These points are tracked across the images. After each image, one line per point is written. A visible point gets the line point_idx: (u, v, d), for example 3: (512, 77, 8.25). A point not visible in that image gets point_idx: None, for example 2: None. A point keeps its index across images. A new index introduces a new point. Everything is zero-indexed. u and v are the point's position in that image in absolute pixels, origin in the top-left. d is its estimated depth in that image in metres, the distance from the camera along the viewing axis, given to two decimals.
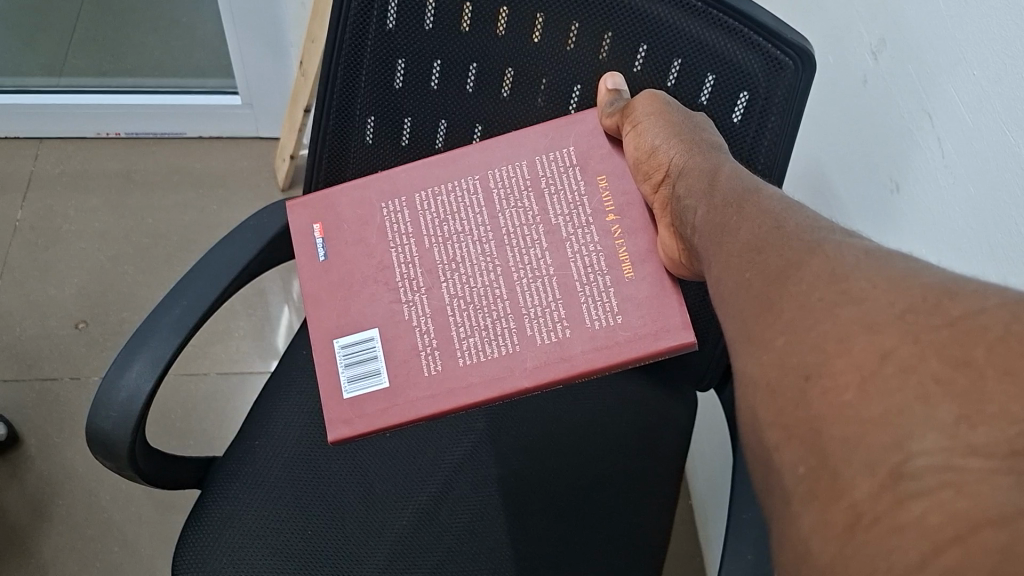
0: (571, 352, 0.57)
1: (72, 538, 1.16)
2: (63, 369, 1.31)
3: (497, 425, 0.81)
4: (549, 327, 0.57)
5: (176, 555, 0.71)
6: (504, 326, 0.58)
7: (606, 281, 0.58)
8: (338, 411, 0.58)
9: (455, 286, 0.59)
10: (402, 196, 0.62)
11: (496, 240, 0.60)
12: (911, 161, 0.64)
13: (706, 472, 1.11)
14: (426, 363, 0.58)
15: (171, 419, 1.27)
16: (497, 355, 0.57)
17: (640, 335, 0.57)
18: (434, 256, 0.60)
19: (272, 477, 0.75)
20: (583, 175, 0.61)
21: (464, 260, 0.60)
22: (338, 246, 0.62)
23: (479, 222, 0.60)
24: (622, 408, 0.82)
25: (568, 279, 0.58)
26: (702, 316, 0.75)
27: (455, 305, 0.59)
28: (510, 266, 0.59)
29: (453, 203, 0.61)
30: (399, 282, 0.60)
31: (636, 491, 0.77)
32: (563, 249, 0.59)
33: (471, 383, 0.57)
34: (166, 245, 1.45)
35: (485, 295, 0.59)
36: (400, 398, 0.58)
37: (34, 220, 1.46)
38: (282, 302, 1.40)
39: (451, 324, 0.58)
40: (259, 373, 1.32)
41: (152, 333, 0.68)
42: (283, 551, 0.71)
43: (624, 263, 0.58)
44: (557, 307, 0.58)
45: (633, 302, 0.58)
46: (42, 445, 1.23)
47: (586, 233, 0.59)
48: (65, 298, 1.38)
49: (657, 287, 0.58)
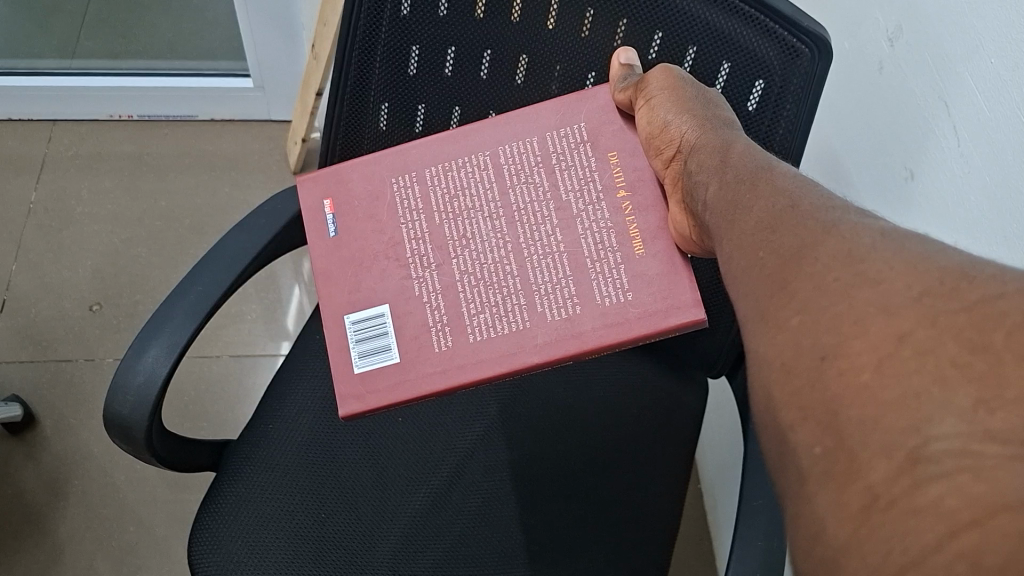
0: (581, 329, 0.57)
1: (88, 518, 1.17)
2: (77, 351, 1.32)
3: (508, 409, 0.81)
4: (558, 306, 0.58)
5: (193, 537, 0.72)
6: (515, 303, 0.58)
7: (616, 259, 0.58)
8: (349, 387, 0.59)
9: (465, 262, 0.59)
10: (412, 172, 0.63)
11: (507, 217, 0.60)
12: (927, 149, 0.63)
13: (715, 455, 1.12)
14: (437, 340, 0.58)
15: (184, 401, 1.28)
16: (507, 332, 0.57)
17: (650, 312, 0.57)
18: (444, 232, 0.60)
19: (286, 459, 0.76)
20: (596, 152, 0.61)
21: (474, 236, 0.60)
22: (349, 223, 0.63)
23: (490, 199, 0.60)
24: (633, 392, 0.82)
25: (578, 256, 0.58)
26: (716, 306, 0.75)
27: (465, 281, 0.59)
28: (520, 242, 0.59)
29: (463, 181, 0.61)
30: (408, 259, 0.60)
31: (649, 475, 0.77)
32: (574, 229, 0.59)
33: (482, 358, 0.57)
34: (179, 228, 1.45)
35: (495, 271, 0.59)
36: (411, 374, 0.58)
37: (48, 202, 1.47)
38: (292, 284, 1.41)
39: (462, 301, 0.59)
40: (270, 354, 1.33)
41: (169, 317, 0.68)
42: (296, 536, 0.72)
43: (634, 240, 0.58)
44: (566, 283, 0.58)
45: (643, 279, 0.58)
46: (57, 425, 1.24)
47: (596, 210, 0.59)
48: (79, 280, 1.39)
49: (669, 264, 0.58)
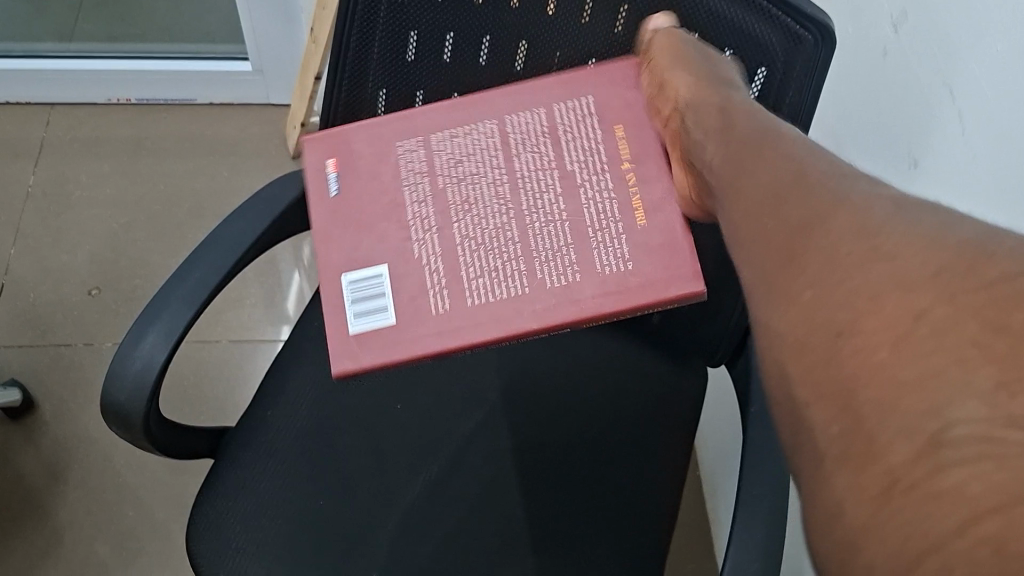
0: (580, 296, 0.57)
1: (89, 502, 1.17)
2: (77, 336, 1.31)
3: (508, 396, 0.81)
4: (558, 272, 0.58)
5: (192, 523, 0.72)
6: (515, 269, 0.58)
7: (618, 228, 0.58)
8: (340, 345, 0.58)
9: (467, 227, 0.59)
10: (418, 137, 0.63)
11: (510, 185, 0.60)
12: (932, 136, 0.63)
13: (715, 440, 1.12)
14: (434, 302, 0.58)
15: (184, 386, 1.28)
16: (505, 297, 0.57)
17: (649, 281, 0.57)
18: (448, 198, 0.60)
19: (284, 445, 0.76)
20: (598, 120, 0.61)
21: (478, 203, 0.60)
22: (351, 184, 0.62)
23: (495, 167, 0.61)
24: (633, 378, 0.82)
25: (581, 226, 0.58)
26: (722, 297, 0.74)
27: (466, 246, 0.59)
28: (523, 211, 0.59)
29: (468, 147, 0.61)
30: (411, 222, 0.60)
31: (649, 462, 0.77)
32: (574, 195, 0.59)
33: (478, 323, 0.57)
34: (178, 212, 1.45)
35: (498, 237, 0.59)
36: (406, 336, 0.58)
37: (46, 186, 1.46)
38: (291, 269, 1.40)
39: (463, 265, 0.59)
40: (270, 340, 1.33)
41: (167, 303, 0.68)
42: (298, 521, 0.72)
43: (637, 211, 0.58)
44: (567, 252, 0.58)
45: (644, 249, 0.58)
46: (57, 410, 1.24)
47: (600, 180, 0.59)
48: (78, 264, 1.38)
49: (670, 236, 0.58)
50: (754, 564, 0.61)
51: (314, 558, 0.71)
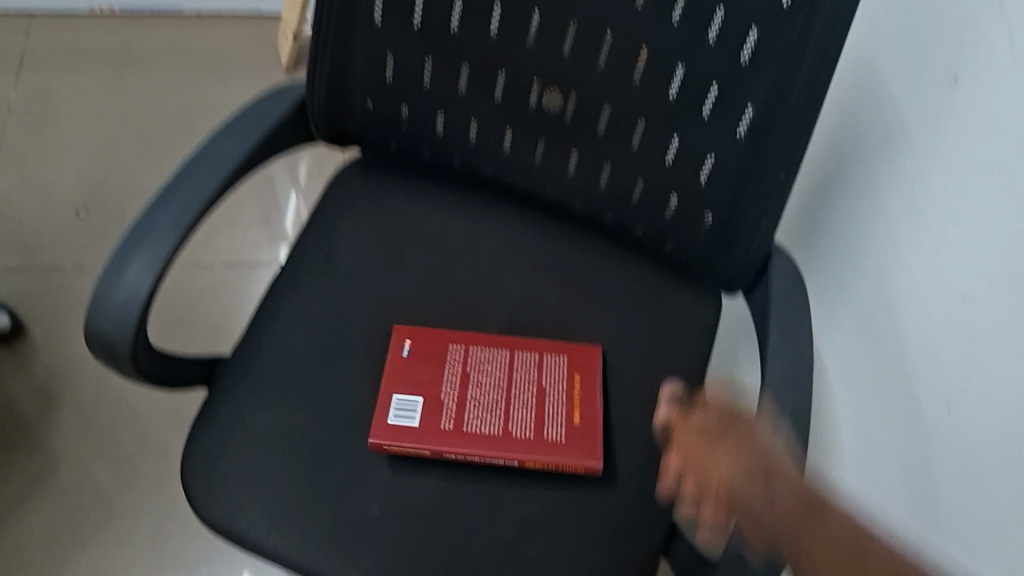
0: (529, 446, 0.67)
1: (83, 428, 1.15)
2: (65, 257, 1.27)
3: (516, 322, 0.77)
4: (526, 429, 0.68)
5: (186, 459, 0.69)
6: (496, 420, 0.69)
7: (563, 419, 0.69)
8: (379, 424, 0.69)
9: (477, 395, 0.71)
10: (467, 344, 0.74)
11: (509, 378, 0.72)
12: (974, 54, 0.58)
13: (724, 369, 1.10)
14: (441, 418, 0.69)
15: (178, 313, 1.23)
16: (483, 436, 0.68)
17: (567, 459, 0.67)
18: (471, 378, 0.72)
19: (280, 377, 0.72)
20: (566, 366, 0.73)
21: (488, 388, 0.71)
22: (416, 351, 0.73)
23: (503, 361, 0.73)
24: (645, 309, 0.79)
25: (544, 410, 0.70)
26: (745, 225, 0.68)
27: (473, 402, 0.70)
28: (511, 395, 0.71)
29: (497, 352, 0.74)
30: (446, 380, 0.72)
31: (661, 396, 0.74)
32: (544, 372, 0.73)
33: (461, 437, 0.68)
34: (167, 129, 1.39)
35: (494, 404, 0.70)
36: (416, 430, 0.68)
37: (30, 103, 1.41)
38: (290, 191, 1.37)
39: (467, 405, 0.70)
40: (266, 263, 1.29)
41: (150, 230, 0.64)
42: (295, 454, 0.69)
43: (576, 415, 0.70)
44: (529, 420, 0.69)
45: (574, 438, 0.68)
46: (48, 334, 1.21)
47: (564, 389, 0.72)
48: (64, 183, 1.33)
49: (592, 433, 0.69)
50: None
51: (311, 492, 0.67)
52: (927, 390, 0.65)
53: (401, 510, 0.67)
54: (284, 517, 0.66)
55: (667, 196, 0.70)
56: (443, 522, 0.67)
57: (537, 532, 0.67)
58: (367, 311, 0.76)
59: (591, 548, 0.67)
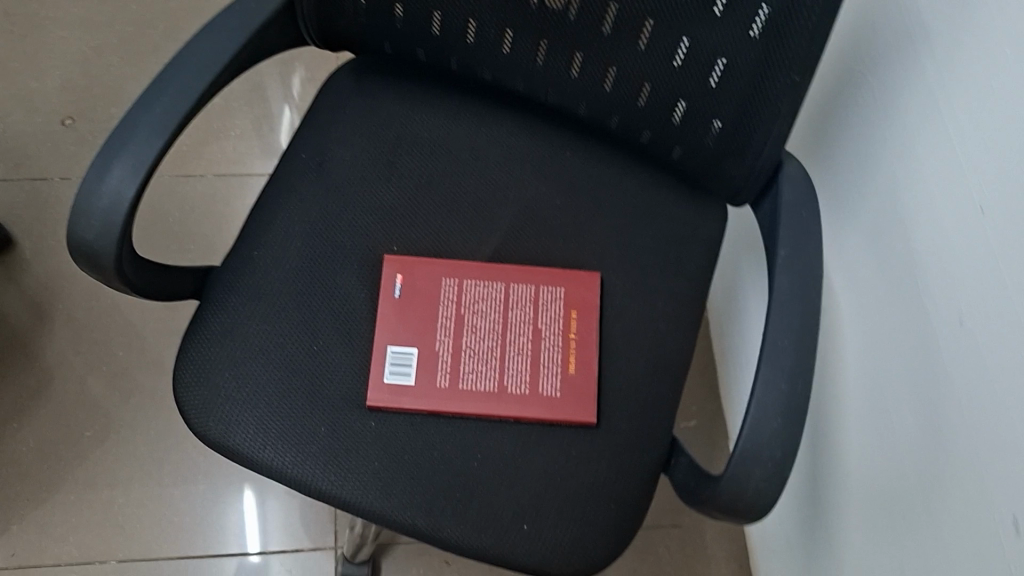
0: (522, 399, 0.67)
1: (77, 341, 1.13)
2: (52, 168, 1.24)
3: (518, 230, 0.75)
4: (522, 382, 0.68)
5: (176, 370, 0.67)
6: (493, 373, 0.69)
7: (558, 366, 0.69)
8: (375, 380, 0.67)
9: (471, 344, 0.70)
10: (461, 284, 0.72)
11: (503, 320, 0.71)
12: None
13: (727, 283, 1.08)
14: (436, 374, 0.68)
15: (169, 224, 1.21)
16: (479, 392, 0.67)
17: (560, 413, 0.67)
18: (465, 325, 0.70)
19: (273, 288, 0.70)
20: (562, 303, 0.71)
21: (481, 334, 0.70)
22: (409, 294, 0.71)
23: (498, 301, 0.71)
24: (649, 220, 0.76)
25: (537, 359, 0.69)
26: (759, 128, 0.65)
27: (468, 356, 0.69)
28: (506, 344, 0.70)
29: (490, 293, 0.71)
30: (440, 329, 0.70)
31: (665, 309, 0.73)
32: (538, 313, 0.71)
33: (459, 396, 0.67)
34: (153, 34, 1.34)
35: (488, 354, 0.69)
36: (413, 388, 0.67)
37: (9, 5, 1.35)
38: (281, 101, 1.32)
39: (462, 358, 0.69)
40: (258, 175, 1.26)
41: (132, 132, 0.61)
42: (289, 369, 0.67)
43: (572, 362, 0.69)
44: (523, 371, 0.69)
45: (568, 389, 0.68)
46: (38, 247, 1.18)
47: (558, 331, 0.70)
48: (48, 90, 1.29)
49: (588, 383, 0.68)
50: (774, 420, 0.58)
51: (307, 407, 0.66)
52: (939, 302, 0.63)
53: (398, 424, 0.66)
54: (279, 433, 0.65)
55: (676, 99, 0.67)
56: (441, 437, 0.66)
57: (536, 447, 0.66)
58: (361, 220, 0.74)
59: (590, 464, 0.66)
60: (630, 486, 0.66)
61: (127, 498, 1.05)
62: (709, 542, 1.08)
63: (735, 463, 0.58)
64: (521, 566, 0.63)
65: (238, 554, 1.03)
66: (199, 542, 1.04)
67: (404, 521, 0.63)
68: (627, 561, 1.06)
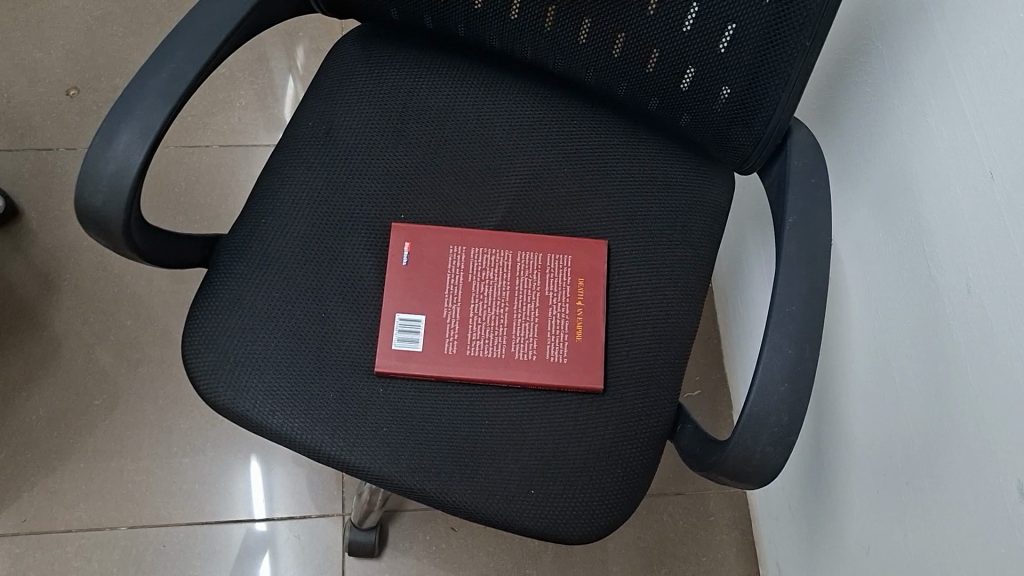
0: (531, 366, 0.68)
1: (85, 311, 1.14)
2: (58, 138, 1.23)
3: (525, 199, 0.75)
4: (529, 349, 0.68)
5: (186, 337, 0.68)
6: (500, 339, 0.69)
7: (565, 333, 0.69)
8: (384, 348, 0.67)
9: (479, 311, 0.70)
10: (469, 251, 0.72)
11: (511, 287, 0.71)
12: None
13: (733, 254, 1.08)
14: (444, 341, 0.68)
15: (175, 194, 1.21)
16: (487, 359, 0.68)
17: (567, 379, 0.67)
18: (472, 292, 0.70)
19: (282, 255, 0.70)
20: (569, 271, 0.71)
21: (489, 301, 0.70)
22: (417, 260, 0.71)
23: (505, 268, 0.71)
24: (657, 187, 0.76)
25: (545, 325, 0.70)
26: (767, 95, 0.65)
27: (476, 322, 0.69)
28: (513, 310, 0.70)
29: (498, 260, 0.71)
30: (448, 296, 0.70)
31: (672, 276, 0.73)
32: (545, 281, 0.71)
33: (467, 363, 0.67)
34: (156, 5, 1.34)
35: (496, 322, 0.70)
36: (421, 355, 0.67)
37: None
38: (285, 72, 1.32)
39: (470, 325, 0.69)
40: (264, 145, 1.26)
41: (139, 98, 0.61)
42: (298, 336, 0.67)
43: (578, 329, 0.69)
44: (530, 338, 0.69)
45: (575, 355, 0.68)
46: (45, 217, 1.19)
47: (563, 298, 0.70)
48: (52, 61, 1.29)
49: (595, 349, 0.69)
50: (781, 385, 0.58)
51: (316, 374, 0.66)
52: (947, 269, 0.63)
53: (406, 390, 0.67)
54: (288, 399, 0.65)
55: (684, 66, 0.67)
56: (449, 403, 0.66)
57: (543, 412, 0.67)
58: (368, 187, 0.73)
59: (597, 430, 0.67)
60: (636, 451, 0.67)
61: (136, 466, 1.06)
62: (713, 510, 1.09)
63: (743, 427, 0.58)
64: (528, 530, 0.64)
65: (247, 520, 1.05)
66: (208, 509, 1.05)
67: (413, 486, 0.64)
68: (631, 528, 1.07)
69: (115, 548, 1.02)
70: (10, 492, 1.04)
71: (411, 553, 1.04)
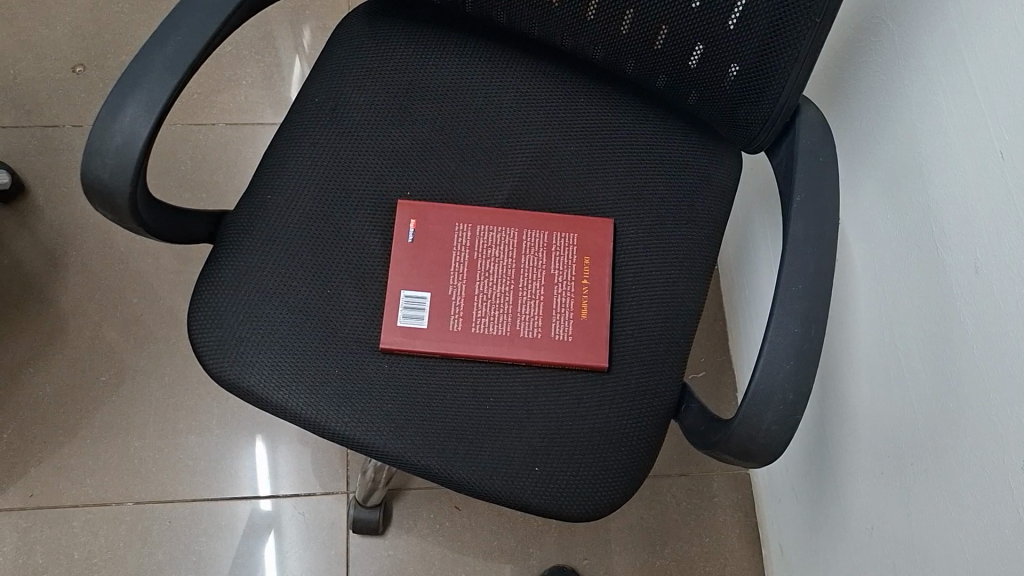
0: (536, 344, 0.68)
1: (91, 288, 1.14)
2: (63, 115, 1.23)
3: (531, 177, 0.74)
4: (533, 327, 0.69)
5: (191, 312, 0.68)
6: (505, 318, 0.69)
7: (569, 312, 0.69)
8: (390, 325, 0.67)
9: (484, 289, 0.70)
10: (475, 229, 0.71)
11: (516, 265, 0.71)
12: None
13: (739, 237, 1.08)
14: (449, 319, 0.68)
15: (181, 171, 1.21)
16: (492, 337, 0.68)
17: (571, 357, 0.67)
18: (477, 270, 0.70)
19: (288, 231, 0.70)
20: (575, 250, 0.71)
21: (494, 278, 0.70)
22: (422, 238, 0.71)
23: (510, 247, 0.71)
24: (663, 167, 0.76)
25: (549, 304, 0.70)
26: (776, 72, 0.64)
27: (482, 301, 0.69)
28: (518, 289, 0.70)
29: (503, 239, 0.71)
30: (453, 274, 0.70)
31: (678, 256, 0.73)
32: (550, 260, 0.71)
33: (473, 341, 0.68)
34: None
35: (501, 300, 0.70)
36: (426, 332, 0.67)
37: None
38: (291, 51, 1.31)
39: (476, 303, 0.69)
40: (269, 124, 1.25)
41: (145, 71, 0.60)
42: (303, 313, 0.67)
43: (582, 308, 0.69)
44: (535, 317, 0.69)
45: (579, 333, 0.68)
46: (51, 195, 1.19)
47: (568, 278, 0.70)
48: (58, 38, 1.28)
49: (599, 328, 0.69)
50: (785, 363, 0.58)
51: (320, 349, 0.66)
52: (954, 249, 0.63)
53: (411, 367, 0.67)
54: (293, 374, 0.65)
55: (693, 43, 0.66)
56: (454, 381, 0.66)
57: (547, 390, 0.67)
58: (374, 164, 0.73)
59: (601, 408, 0.67)
60: (640, 430, 0.67)
61: (142, 442, 1.06)
62: (716, 492, 1.09)
63: (747, 405, 0.58)
64: (532, 507, 0.64)
65: (251, 498, 1.05)
66: (213, 486, 1.05)
67: (416, 462, 0.64)
68: (635, 508, 1.07)
69: (121, 524, 1.03)
70: (17, 468, 1.04)
71: (413, 532, 1.05)
